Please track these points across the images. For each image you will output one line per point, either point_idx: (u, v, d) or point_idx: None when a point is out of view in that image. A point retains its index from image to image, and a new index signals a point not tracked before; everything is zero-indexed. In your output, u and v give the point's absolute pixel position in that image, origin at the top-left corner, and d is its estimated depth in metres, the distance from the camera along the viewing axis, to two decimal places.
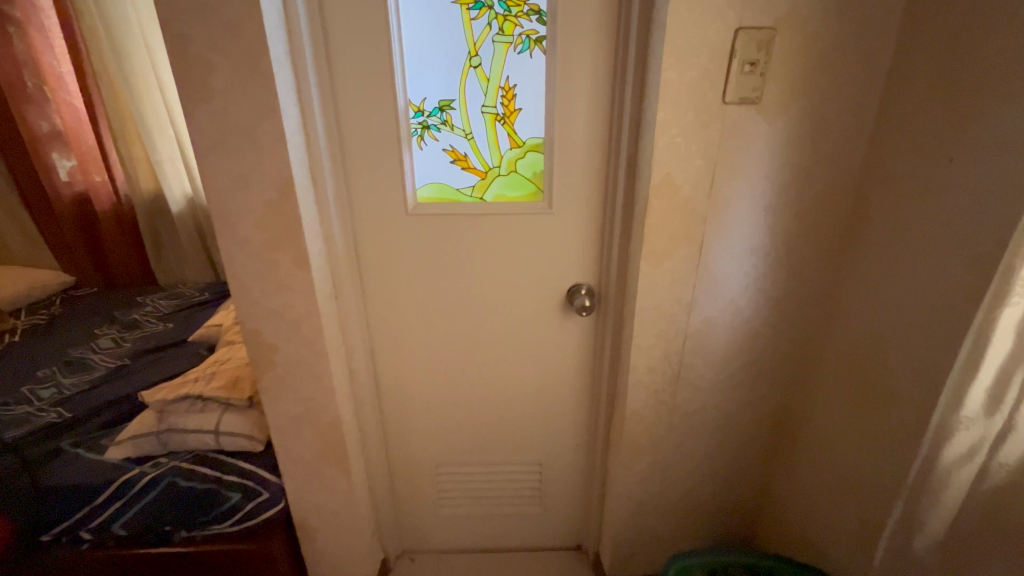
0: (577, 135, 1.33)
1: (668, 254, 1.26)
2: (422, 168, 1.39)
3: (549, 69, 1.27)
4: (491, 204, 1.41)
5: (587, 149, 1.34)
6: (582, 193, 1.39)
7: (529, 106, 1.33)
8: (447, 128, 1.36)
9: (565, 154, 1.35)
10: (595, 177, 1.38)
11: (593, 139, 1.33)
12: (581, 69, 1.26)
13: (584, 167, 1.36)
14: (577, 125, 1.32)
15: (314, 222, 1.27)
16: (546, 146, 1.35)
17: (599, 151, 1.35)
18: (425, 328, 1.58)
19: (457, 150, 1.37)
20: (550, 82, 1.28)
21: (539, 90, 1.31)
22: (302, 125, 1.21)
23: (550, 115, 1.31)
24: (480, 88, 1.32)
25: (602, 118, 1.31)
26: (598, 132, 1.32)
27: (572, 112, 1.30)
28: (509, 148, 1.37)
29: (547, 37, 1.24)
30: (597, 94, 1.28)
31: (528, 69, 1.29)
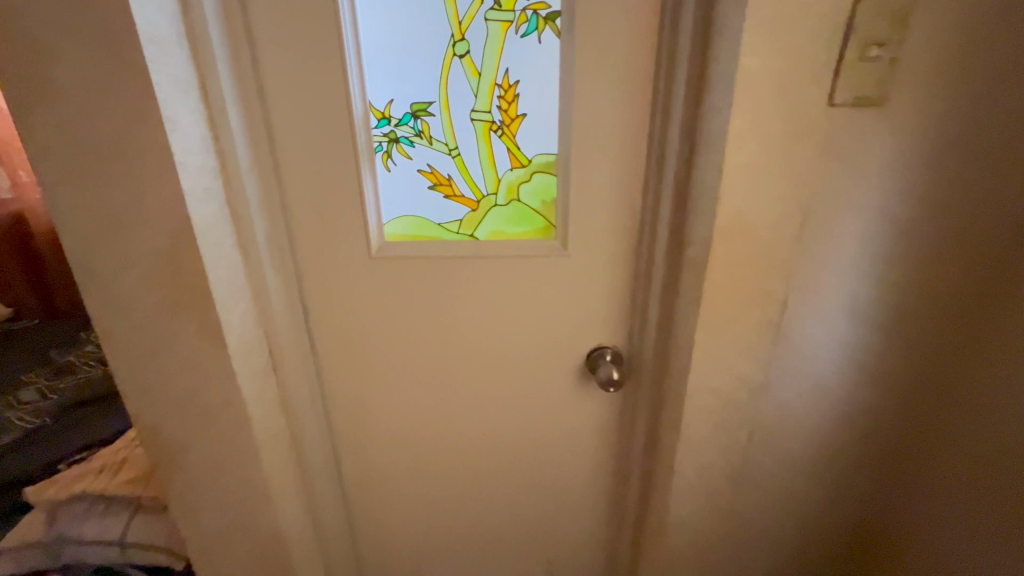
0: (603, 152, 0.96)
1: (733, 318, 0.89)
2: (389, 196, 1.02)
3: (565, 59, 0.91)
4: (485, 244, 1.04)
5: (616, 170, 0.98)
6: (608, 230, 1.03)
7: (536, 111, 0.96)
8: (424, 142, 0.98)
9: (586, 177, 0.98)
10: (627, 208, 1.01)
11: (624, 157, 0.96)
12: (609, 58, 0.89)
13: (611, 194, 0.99)
14: (603, 138, 0.95)
15: (233, 275, 0.91)
16: (560, 165, 0.98)
17: (633, 173, 0.98)
18: (398, 404, 1.20)
19: (437, 172, 1.00)
20: (567, 77, 0.92)
21: (550, 89, 0.94)
22: (211, 140, 0.85)
23: (566, 124, 0.95)
24: (469, 87, 0.95)
25: (638, 127, 0.94)
26: (632, 147, 0.96)
27: (596, 119, 0.94)
28: (509, 169, 1.00)
29: (562, 13, 0.88)
30: (631, 94, 0.92)
31: (535, 60, 0.93)
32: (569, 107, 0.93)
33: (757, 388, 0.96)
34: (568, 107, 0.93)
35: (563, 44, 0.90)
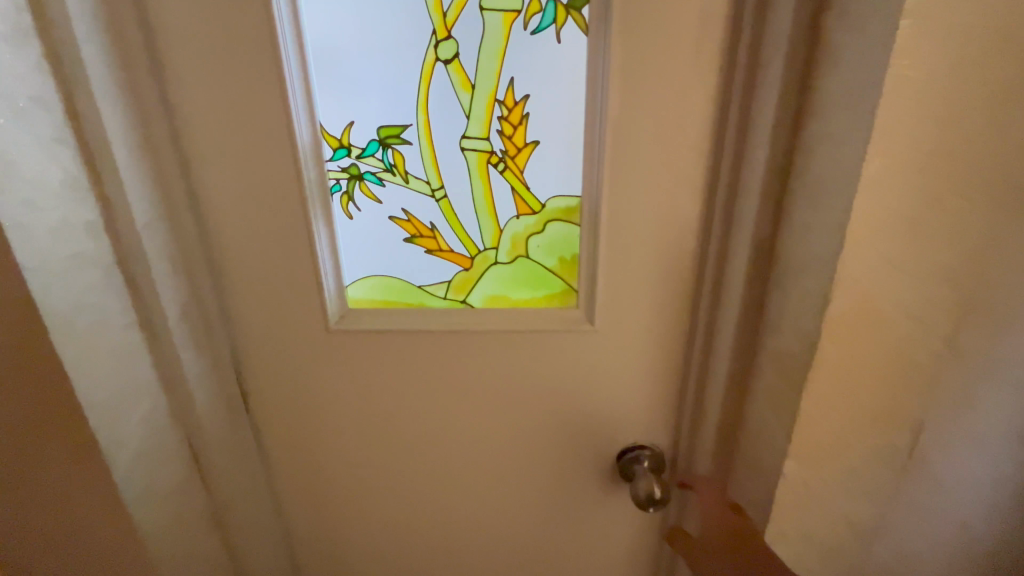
0: (646, 196, 0.69)
1: (840, 443, 0.61)
2: (352, 250, 0.75)
3: (592, 66, 0.64)
4: (481, 315, 0.78)
5: (664, 220, 0.70)
6: (649, 299, 0.75)
7: (553, 137, 0.68)
8: (398, 180, 0.71)
9: (621, 229, 0.71)
10: (677, 270, 0.73)
11: (676, 202, 0.69)
12: (658, 65, 0.62)
13: (656, 252, 0.72)
14: (646, 176, 0.68)
15: (130, 366, 0.65)
16: (584, 212, 0.71)
17: (687, 224, 0.70)
18: (372, 513, 0.92)
19: (416, 220, 0.73)
20: (595, 92, 0.65)
21: (573, 107, 0.67)
22: (89, 182, 0.60)
23: (594, 157, 0.68)
24: (460, 104, 0.68)
25: (696, 161, 0.67)
26: (687, 188, 0.68)
27: (638, 150, 0.66)
28: (514, 216, 0.73)
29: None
30: (688, 115, 0.65)
31: (550, 67, 0.65)
32: (599, 134, 0.66)
33: (868, 534, 0.67)
34: (597, 133, 0.66)
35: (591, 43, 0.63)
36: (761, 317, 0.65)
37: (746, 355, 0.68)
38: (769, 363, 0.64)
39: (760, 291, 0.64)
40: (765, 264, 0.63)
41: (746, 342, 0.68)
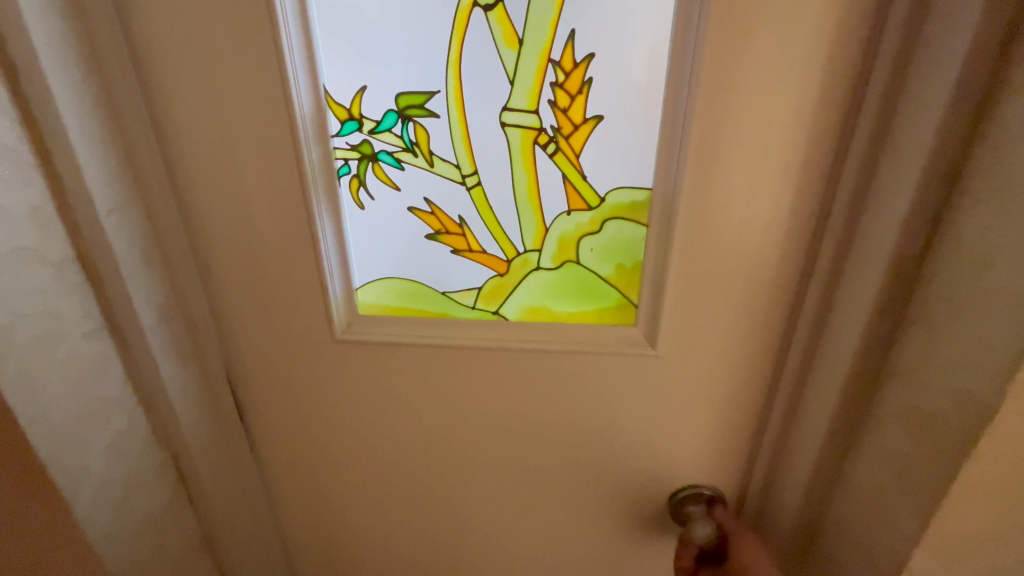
0: (739, 193, 0.53)
1: (994, 539, 0.45)
2: (363, 247, 0.62)
3: (683, 11, 0.47)
4: (516, 330, 0.64)
5: (760, 225, 0.54)
6: (730, 321, 0.59)
7: (622, 110, 0.52)
8: (420, 162, 0.56)
9: (702, 233, 0.55)
10: (770, 288, 0.57)
11: (779, 204, 0.53)
12: (775, 12, 0.46)
13: (744, 265, 0.56)
14: (742, 166, 0.52)
15: (91, 381, 0.54)
16: (655, 210, 0.55)
17: (790, 229, 0.54)
18: (383, 544, 0.81)
19: (441, 212, 0.59)
20: (684, 48, 0.48)
21: (652, 70, 0.51)
22: (33, 158, 0.48)
23: (674, 137, 0.51)
24: (502, 65, 0.52)
25: (813, 147, 0.50)
26: (797, 182, 0.52)
27: (736, 131, 0.50)
28: (564, 212, 0.58)
29: None
30: (809, 84, 0.48)
31: (625, 15, 0.49)
32: (686, 107, 0.50)
33: None
34: (682, 106, 0.50)
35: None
36: (892, 360, 0.49)
37: (860, 402, 0.53)
38: (897, 421, 0.48)
39: (891, 325, 0.48)
40: (906, 290, 0.47)
41: (861, 387, 0.52)
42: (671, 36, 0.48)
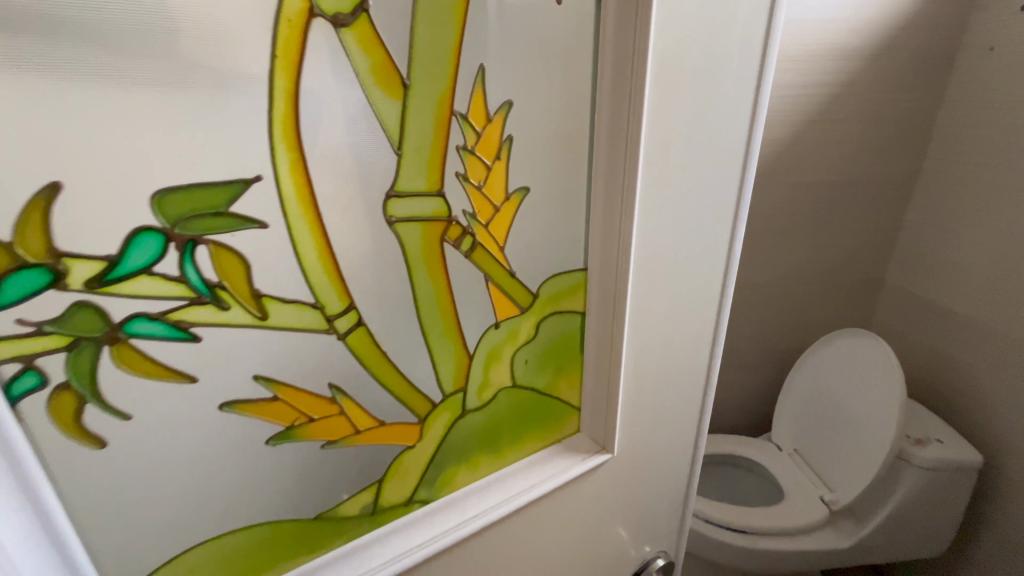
0: (669, 254, 0.48)
1: None
2: (174, 430, 0.36)
3: (613, 57, 0.40)
4: (455, 492, 0.48)
5: (687, 301, 0.52)
6: (672, 387, 0.56)
7: (537, 171, 0.45)
8: (221, 318, 0.36)
9: (646, 305, 0.48)
10: (693, 358, 0.56)
11: (699, 278, 0.52)
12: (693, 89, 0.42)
13: (676, 341, 0.53)
14: (674, 225, 0.47)
15: None
16: (594, 294, 0.49)
17: (711, 283, 0.53)
18: None
19: (292, 391, 0.39)
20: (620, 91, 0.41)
21: (570, 121, 0.44)
22: None
23: (613, 197, 0.44)
24: (384, 122, 0.38)
25: (716, 218, 0.50)
26: (712, 236, 0.50)
27: (669, 188, 0.45)
28: (491, 323, 0.47)
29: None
30: (715, 159, 0.47)
31: (532, 67, 0.42)
32: (624, 163, 0.42)
33: None
34: (617, 163, 0.43)
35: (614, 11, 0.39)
36: None
37: None
38: None
39: None
40: None
41: None
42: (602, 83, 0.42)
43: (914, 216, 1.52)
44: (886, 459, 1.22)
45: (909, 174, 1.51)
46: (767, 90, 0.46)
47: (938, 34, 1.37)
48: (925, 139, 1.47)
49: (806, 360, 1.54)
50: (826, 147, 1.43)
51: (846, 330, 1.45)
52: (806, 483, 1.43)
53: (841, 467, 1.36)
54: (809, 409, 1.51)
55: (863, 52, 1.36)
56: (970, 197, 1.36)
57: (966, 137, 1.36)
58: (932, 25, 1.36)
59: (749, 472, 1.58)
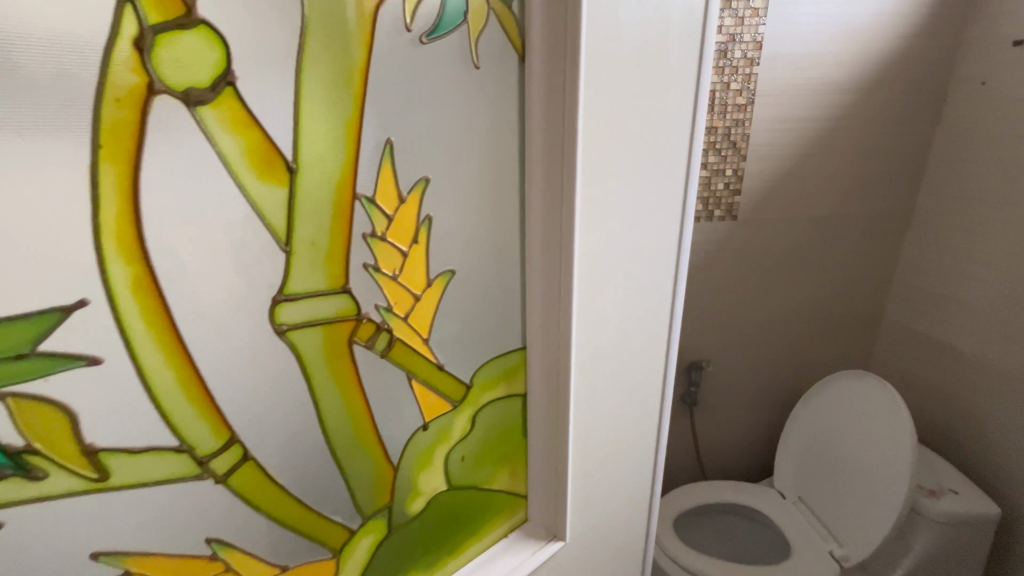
0: (614, 285, 0.60)
1: None
2: (49, 534, 0.38)
3: (543, 143, 0.52)
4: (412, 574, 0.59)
5: (629, 345, 0.65)
6: (629, 391, 0.68)
7: (469, 237, 0.54)
8: (37, 488, 0.36)
9: (594, 327, 0.60)
10: (645, 379, 0.69)
11: (641, 318, 0.65)
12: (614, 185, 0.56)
13: (621, 382, 0.66)
14: (617, 264, 0.60)
15: None
16: (538, 349, 0.60)
17: (659, 306, 0.66)
18: None
19: (144, 560, 0.42)
20: (553, 164, 0.53)
21: (504, 186, 0.54)
22: None
23: (555, 243, 0.55)
24: (265, 214, 0.41)
25: (652, 272, 0.64)
26: (649, 270, 0.63)
27: (606, 233, 0.57)
28: (421, 427, 0.55)
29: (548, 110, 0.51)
30: (642, 230, 0.60)
31: (444, 166, 0.50)
32: (561, 216, 0.54)
33: None
34: (556, 214, 0.54)
35: (541, 107, 0.51)
36: None
37: None
38: None
39: None
40: None
41: None
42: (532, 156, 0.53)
43: (910, 250, 1.48)
44: (900, 511, 1.16)
45: (903, 208, 1.46)
46: (695, 151, 0.61)
47: (928, 66, 1.35)
48: (918, 173, 1.44)
49: (807, 402, 1.47)
50: (816, 182, 1.40)
51: (848, 372, 1.40)
52: (812, 535, 1.36)
53: (850, 517, 1.29)
54: (810, 454, 1.45)
55: (849, 88, 1.34)
56: (969, 232, 1.31)
57: (962, 170, 1.33)
58: (921, 59, 1.35)
59: (752, 522, 1.49)
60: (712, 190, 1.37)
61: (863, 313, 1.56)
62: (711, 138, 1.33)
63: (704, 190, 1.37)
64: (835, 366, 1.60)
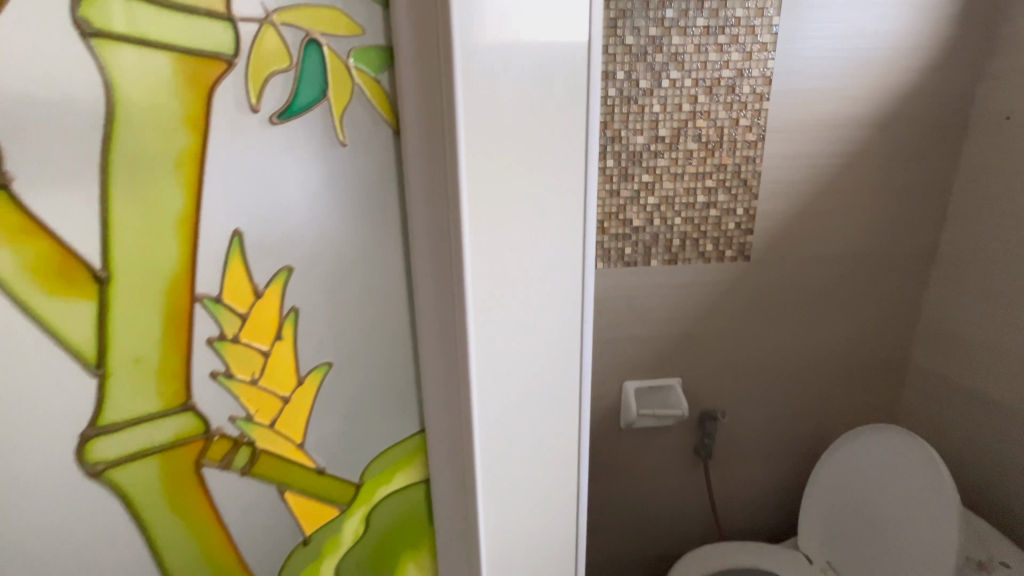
0: (502, 322, 0.63)
1: None
2: None
3: (424, 190, 0.57)
4: None
5: (529, 395, 0.68)
6: (540, 423, 0.70)
7: (334, 307, 0.60)
8: None
9: (489, 359, 0.63)
10: (557, 421, 0.71)
11: (545, 362, 0.68)
12: (502, 228, 0.60)
13: (524, 438, 0.69)
14: (513, 303, 0.63)
15: None
16: (426, 413, 0.65)
17: (566, 345, 0.69)
18: None
19: None
20: (440, 214, 0.58)
21: (389, 233, 0.60)
22: None
23: (445, 286, 0.60)
24: (59, 329, 0.52)
25: (556, 314, 0.67)
26: (554, 311, 0.67)
27: (492, 271, 0.61)
28: (303, 539, 0.65)
29: (425, 164, 0.56)
30: (536, 273, 0.64)
31: (307, 251, 0.58)
32: (451, 251, 0.58)
33: None
34: (446, 251, 0.59)
35: (419, 165, 0.56)
36: None
37: None
38: None
39: None
40: None
41: None
42: (416, 209, 0.58)
43: (937, 291, 1.38)
44: None
45: (926, 246, 1.37)
46: (589, 200, 0.64)
47: (946, 99, 1.28)
48: (941, 209, 1.35)
49: (831, 457, 1.36)
50: (830, 220, 1.33)
51: (875, 424, 1.29)
52: None
53: None
54: (838, 515, 1.32)
55: (861, 123, 1.28)
56: (1000, 272, 1.21)
57: (989, 207, 1.24)
58: (939, 92, 1.28)
59: None
60: (723, 230, 1.30)
61: (888, 358, 1.45)
62: (720, 176, 1.27)
63: (714, 229, 1.30)
64: (860, 416, 1.48)
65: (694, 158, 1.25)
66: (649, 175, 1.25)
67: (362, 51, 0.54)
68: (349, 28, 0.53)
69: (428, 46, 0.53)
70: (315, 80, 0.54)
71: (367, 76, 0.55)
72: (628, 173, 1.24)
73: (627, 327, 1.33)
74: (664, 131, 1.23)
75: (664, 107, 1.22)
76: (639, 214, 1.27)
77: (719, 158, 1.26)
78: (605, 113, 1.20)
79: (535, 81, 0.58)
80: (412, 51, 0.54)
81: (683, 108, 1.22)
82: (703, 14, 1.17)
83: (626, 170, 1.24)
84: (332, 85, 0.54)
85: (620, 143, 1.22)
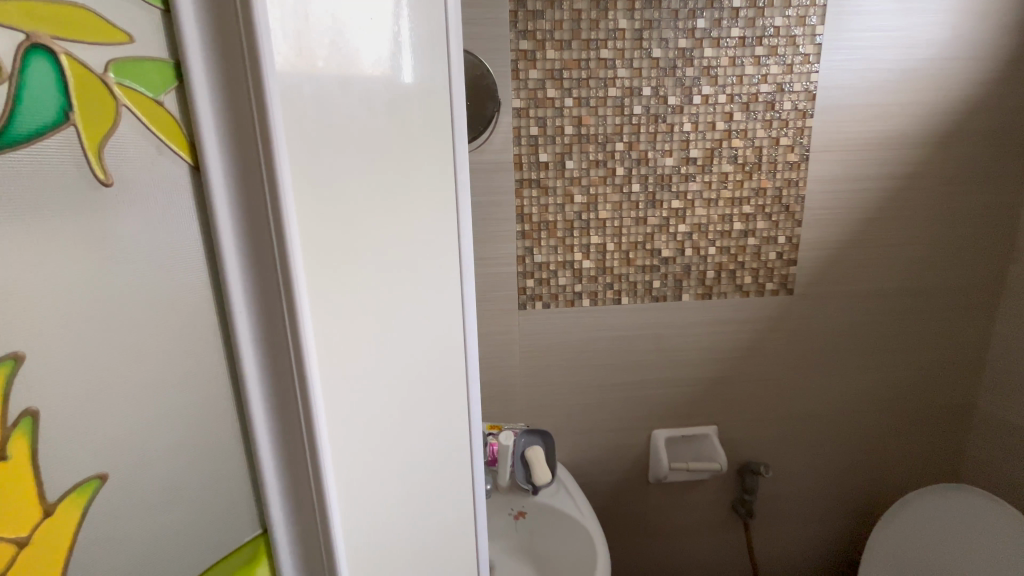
0: (376, 414, 0.42)
1: None
2: None
3: (236, 226, 0.29)
4: None
5: (419, 488, 0.49)
6: (434, 514, 0.52)
7: (125, 358, 0.27)
8: None
9: (361, 480, 0.40)
10: (450, 502, 0.54)
11: (432, 438, 0.50)
12: (344, 280, 0.37)
13: (424, 536, 0.50)
14: (380, 438, 0.42)
15: None
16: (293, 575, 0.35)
17: (455, 440, 0.54)
18: None
19: None
20: (280, 365, 0.31)
21: (206, 394, 0.30)
22: None
23: (298, 477, 0.34)
24: None
25: (438, 377, 0.50)
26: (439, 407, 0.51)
27: (348, 351, 0.38)
28: None
29: (212, 172, 0.27)
30: (413, 330, 0.46)
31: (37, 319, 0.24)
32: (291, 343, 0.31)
33: None
34: (282, 342, 0.31)
35: (244, 267, 0.29)
36: None
37: None
38: None
39: None
40: None
41: None
42: (242, 351, 0.30)
43: (1005, 329, 1.22)
44: None
45: (992, 277, 1.21)
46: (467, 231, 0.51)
47: (1013, 115, 1.14)
48: (1009, 237, 1.20)
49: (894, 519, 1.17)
50: (881, 249, 1.18)
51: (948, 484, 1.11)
52: None
53: None
54: None
55: (916, 142, 1.14)
56: None
57: None
58: (1005, 107, 1.13)
59: None
60: (763, 261, 1.16)
61: (950, 404, 1.28)
62: (759, 201, 1.14)
63: (753, 259, 1.16)
64: (917, 468, 1.31)
65: (730, 181, 1.12)
66: (680, 201, 1.12)
67: (127, 63, 0.25)
68: (111, 30, 0.24)
69: (226, 44, 0.26)
70: (50, 100, 0.23)
71: (143, 100, 0.26)
72: (656, 199, 1.12)
73: (653, 370, 1.19)
74: (696, 152, 1.11)
75: (695, 126, 1.09)
76: (668, 243, 1.14)
77: (757, 181, 1.13)
78: (629, 133, 1.08)
79: (386, 112, 0.41)
80: (203, 49, 0.26)
81: (717, 127, 1.10)
82: (739, 23, 1.05)
83: (653, 196, 1.12)
84: (77, 101, 0.24)
85: (647, 165, 1.10)
